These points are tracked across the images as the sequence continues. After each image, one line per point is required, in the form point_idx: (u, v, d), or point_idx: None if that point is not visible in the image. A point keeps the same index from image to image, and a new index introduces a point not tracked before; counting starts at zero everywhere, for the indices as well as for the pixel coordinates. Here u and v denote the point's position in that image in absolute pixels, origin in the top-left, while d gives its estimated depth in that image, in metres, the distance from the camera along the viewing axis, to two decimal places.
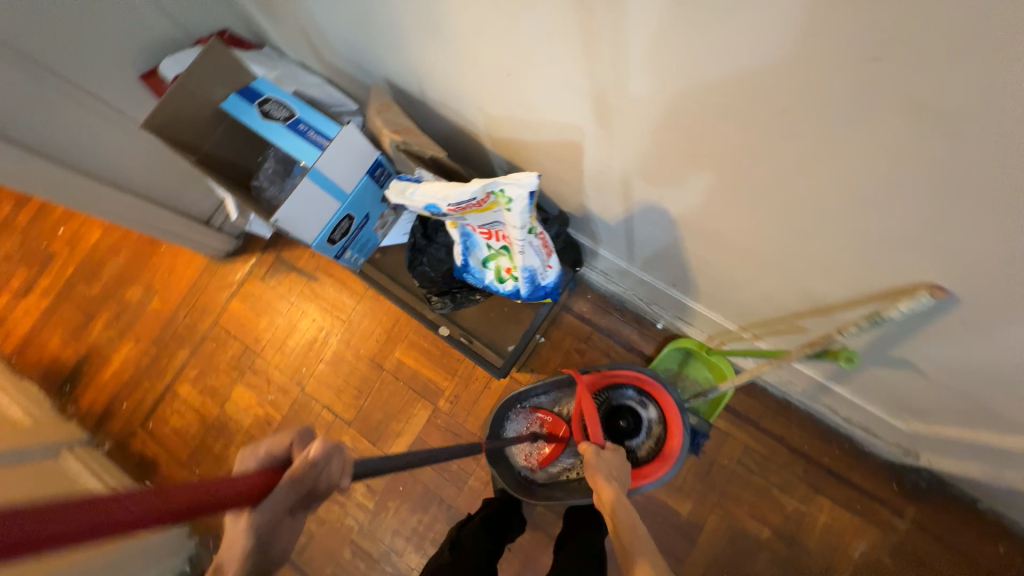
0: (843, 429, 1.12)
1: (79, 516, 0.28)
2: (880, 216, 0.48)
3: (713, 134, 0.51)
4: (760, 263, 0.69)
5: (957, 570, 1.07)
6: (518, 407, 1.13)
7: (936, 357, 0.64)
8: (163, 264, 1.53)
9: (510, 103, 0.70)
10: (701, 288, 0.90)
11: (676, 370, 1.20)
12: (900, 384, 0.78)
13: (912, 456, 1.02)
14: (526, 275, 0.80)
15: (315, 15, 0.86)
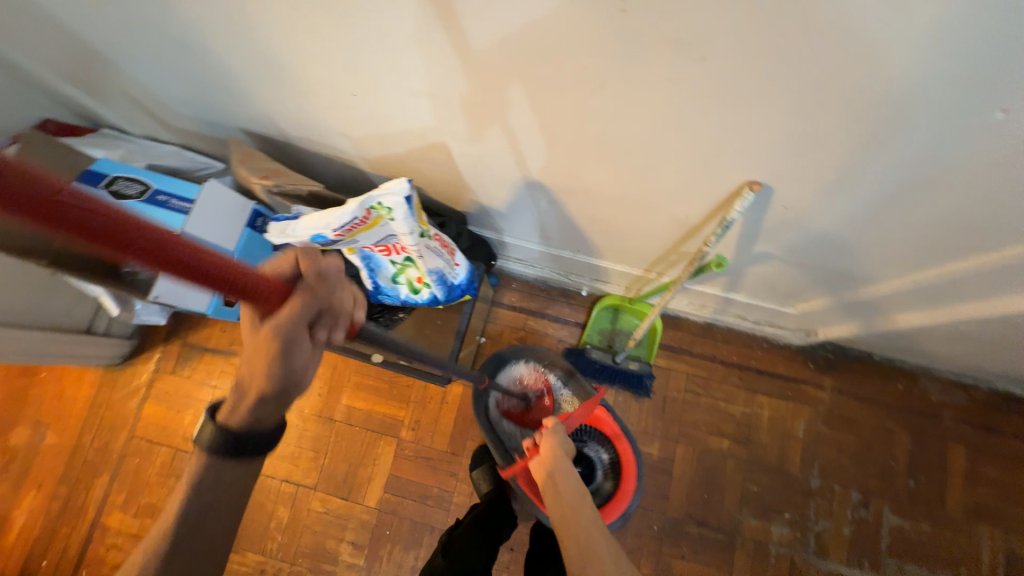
0: (757, 332, 1.27)
1: (168, 237, 0.31)
2: (690, 133, 0.57)
3: (541, 97, 0.58)
4: (630, 205, 0.77)
5: (877, 416, 1.25)
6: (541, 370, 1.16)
7: (785, 240, 0.76)
8: (49, 392, 1.35)
9: (366, 117, 0.73)
10: (598, 244, 0.98)
11: (611, 327, 1.28)
12: (778, 274, 0.90)
13: (811, 334, 1.18)
14: (436, 277, 0.81)
15: (145, 81, 0.83)
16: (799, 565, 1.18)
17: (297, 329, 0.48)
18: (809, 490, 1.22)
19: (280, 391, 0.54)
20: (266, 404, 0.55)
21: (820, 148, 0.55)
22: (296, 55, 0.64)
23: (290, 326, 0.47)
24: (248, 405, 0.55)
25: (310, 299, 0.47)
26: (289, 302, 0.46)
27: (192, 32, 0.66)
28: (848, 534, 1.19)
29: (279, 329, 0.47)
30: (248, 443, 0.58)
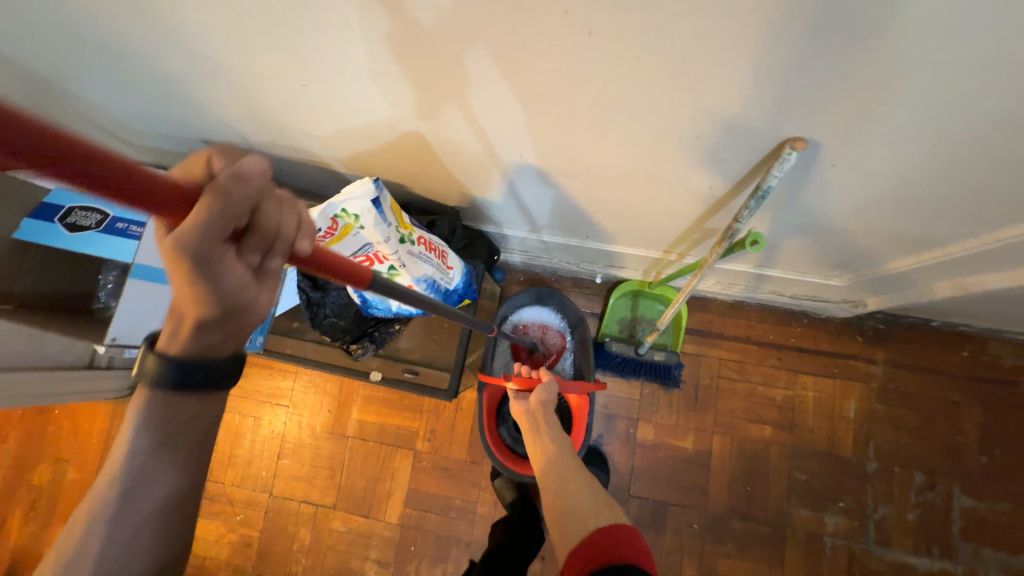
0: (795, 306, 1.14)
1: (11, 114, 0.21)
2: (710, 84, 0.45)
3: (518, 61, 0.47)
4: (641, 182, 0.65)
5: (939, 388, 1.11)
6: (568, 334, 1.11)
7: (833, 206, 0.63)
8: (64, 428, 1.33)
9: (325, 111, 0.63)
10: (608, 228, 0.87)
11: (631, 315, 1.17)
12: (821, 246, 0.78)
13: (860, 304, 1.05)
14: (426, 287, 0.71)
15: (91, 97, 0.75)
16: (860, 556, 1.07)
17: (217, 243, 0.33)
18: (865, 475, 1.10)
19: (222, 320, 0.40)
20: (214, 334, 0.41)
21: (876, 94, 0.43)
22: (232, 46, 0.55)
23: (206, 240, 0.32)
24: (186, 335, 0.41)
25: (225, 205, 0.31)
26: (193, 209, 0.30)
27: (115, 32, 0.57)
28: (914, 519, 1.08)
29: (188, 244, 0.31)
30: (199, 377, 0.43)
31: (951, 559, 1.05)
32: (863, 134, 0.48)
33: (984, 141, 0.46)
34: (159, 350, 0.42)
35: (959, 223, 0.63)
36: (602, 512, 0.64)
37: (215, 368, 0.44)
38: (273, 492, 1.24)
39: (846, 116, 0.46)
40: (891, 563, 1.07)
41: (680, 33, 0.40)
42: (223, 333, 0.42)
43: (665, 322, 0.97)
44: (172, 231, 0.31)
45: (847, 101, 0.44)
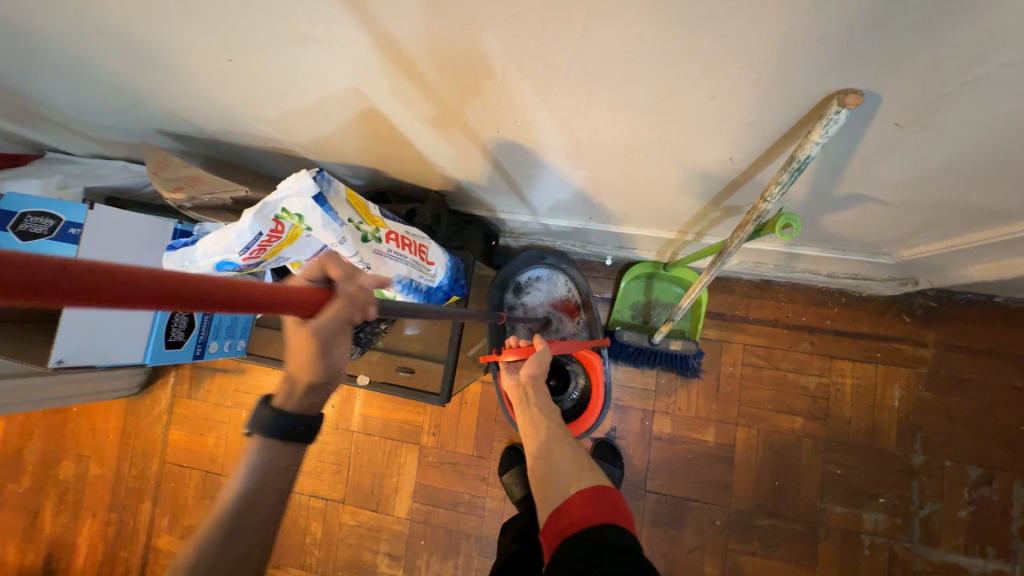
0: (833, 284, 1.01)
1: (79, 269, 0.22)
2: (729, 24, 0.33)
3: (471, 11, 0.36)
4: (644, 157, 0.55)
5: (1001, 372, 0.98)
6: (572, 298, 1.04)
7: (889, 175, 0.51)
8: (83, 425, 1.36)
9: (269, 91, 0.55)
10: (612, 209, 0.76)
11: (645, 300, 1.07)
12: (866, 222, 0.65)
13: (910, 282, 0.92)
14: (403, 287, 0.64)
15: (32, 90, 0.69)
16: (902, 556, 0.98)
17: (339, 327, 0.43)
18: (911, 469, 0.99)
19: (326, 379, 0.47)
20: (318, 395, 0.49)
21: (954, 28, 0.31)
22: (142, 16, 0.46)
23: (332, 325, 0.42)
24: (293, 398, 0.48)
25: (352, 303, 0.42)
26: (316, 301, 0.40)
27: (18, 11, 0.49)
28: (966, 517, 0.97)
29: (325, 327, 0.42)
30: (300, 431, 0.49)
31: (1007, 561, 0.95)
32: (947, 78, 0.35)
33: None
34: (273, 407, 0.48)
35: None
36: (586, 475, 0.63)
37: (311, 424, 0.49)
38: None
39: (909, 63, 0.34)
40: (937, 564, 0.97)
41: None
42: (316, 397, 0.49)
43: (680, 313, 0.85)
44: (311, 320, 0.41)
45: (924, 31, 0.31)
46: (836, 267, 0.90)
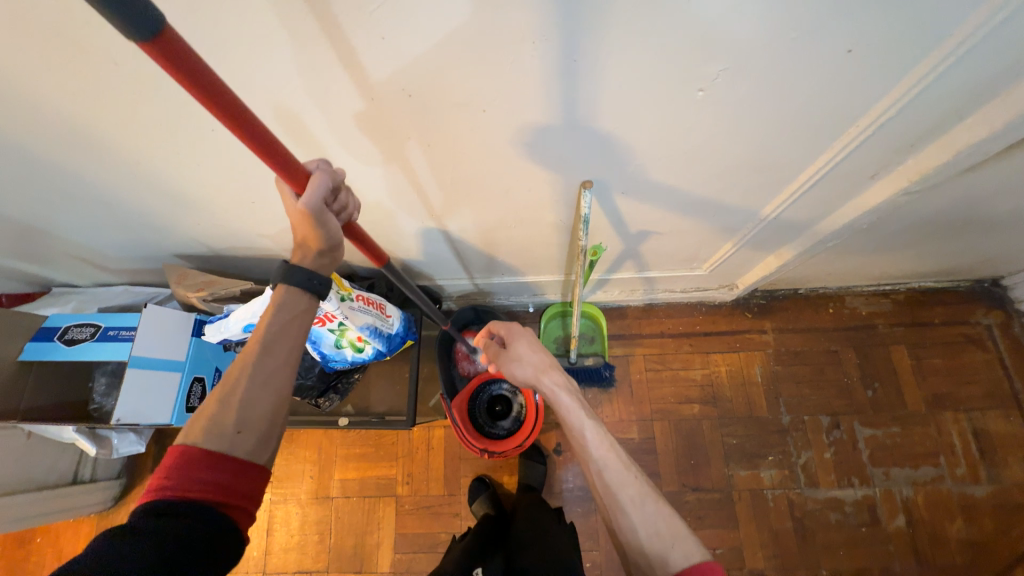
0: (691, 298, 1.38)
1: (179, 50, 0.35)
2: (522, 160, 0.68)
3: (396, 166, 0.70)
4: (515, 226, 0.89)
5: (820, 342, 1.35)
6: None
7: (658, 221, 0.87)
8: (48, 553, 1.35)
9: (271, 217, 0.84)
10: (513, 265, 1.09)
11: (564, 333, 1.36)
12: (670, 250, 1.02)
13: (734, 286, 1.31)
14: (370, 332, 0.91)
15: (77, 240, 0.93)
16: (797, 501, 1.23)
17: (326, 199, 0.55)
18: (784, 428, 1.29)
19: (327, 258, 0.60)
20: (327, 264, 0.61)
21: (621, 160, 0.67)
22: (199, 187, 0.75)
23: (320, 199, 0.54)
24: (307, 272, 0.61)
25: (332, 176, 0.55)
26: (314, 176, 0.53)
27: (107, 192, 0.77)
28: (831, 456, 1.26)
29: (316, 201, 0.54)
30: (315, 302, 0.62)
31: (869, 485, 1.23)
32: (636, 178, 0.72)
33: (695, 175, 0.72)
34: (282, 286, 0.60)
35: (737, 220, 0.89)
36: (685, 550, 0.59)
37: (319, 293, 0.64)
38: (266, 570, 1.28)
39: (615, 173, 0.71)
40: (824, 500, 1.23)
41: (487, 145, 0.64)
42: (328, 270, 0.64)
43: (576, 325, 1.18)
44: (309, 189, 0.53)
45: (610, 157, 0.67)
46: (682, 283, 1.27)
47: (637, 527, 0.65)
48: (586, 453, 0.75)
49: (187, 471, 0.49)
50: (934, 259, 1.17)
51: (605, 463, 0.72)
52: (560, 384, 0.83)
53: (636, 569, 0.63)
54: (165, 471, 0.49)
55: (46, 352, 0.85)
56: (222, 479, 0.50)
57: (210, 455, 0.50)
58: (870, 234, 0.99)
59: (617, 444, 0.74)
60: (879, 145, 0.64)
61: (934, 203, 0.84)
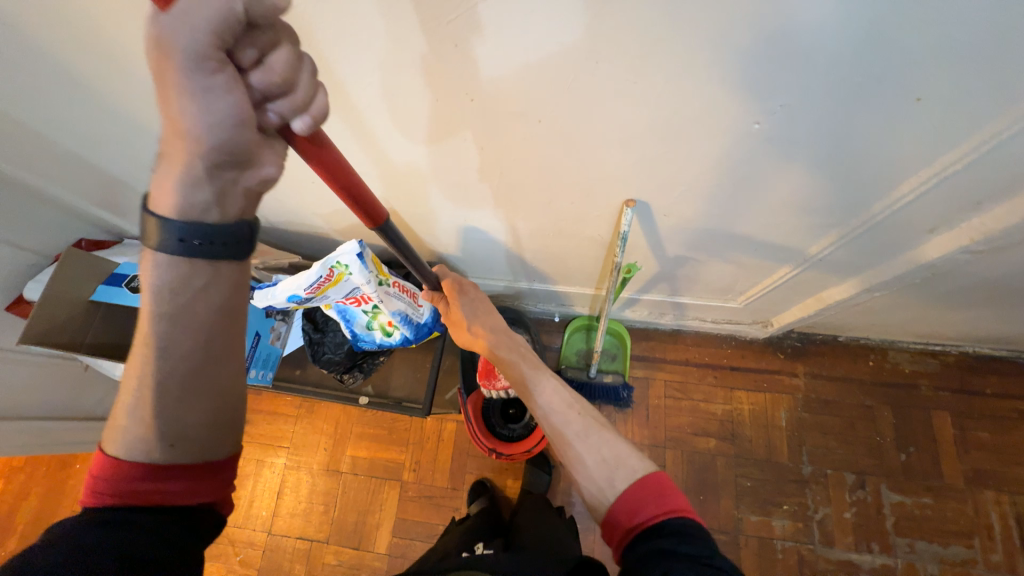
0: (722, 330, 1.35)
1: None
2: (569, 172, 0.70)
3: (449, 163, 0.73)
4: (552, 235, 0.90)
5: (854, 394, 1.29)
6: None
7: (696, 248, 0.86)
8: (84, 480, 1.46)
9: (327, 197, 0.90)
10: (545, 272, 1.10)
11: (587, 346, 1.36)
12: (707, 279, 1.01)
13: (768, 324, 1.27)
14: (401, 318, 0.95)
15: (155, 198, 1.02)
16: (808, 557, 1.17)
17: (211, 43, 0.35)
18: (803, 478, 1.23)
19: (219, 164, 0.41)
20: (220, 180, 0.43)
21: (666, 182, 0.68)
22: None
23: (200, 28, 0.34)
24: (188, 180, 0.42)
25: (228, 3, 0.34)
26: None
27: None
28: (851, 517, 1.19)
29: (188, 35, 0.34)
30: (196, 243, 0.44)
31: (889, 554, 1.15)
32: (679, 201, 0.72)
33: (742, 206, 0.71)
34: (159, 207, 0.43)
35: (779, 257, 0.87)
36: (631, 468, 0.62)
37: (203, 232, 0.44)
38: (272, 530, 1.34)
39: (659, 195, 0.71)
40: (837, 562, 1.16)
41: (537, 153, 0.67)
42: (219, 185, 0.43)
43: (600, 340, 1.17)
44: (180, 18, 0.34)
45: (656, 179, 0.67)
46: (713, 313, 1.24)
47: (583, 456, 0.67)
48: (538, 406, 0.77)
49: (121, 479, 0.48)
50: (992, 325, 1.10)
51: (549, 407, 0.75)
52: (508, 345, 0.85)
53: (587, 495, 0.64)
54: (92, 485, 0.47)
55: (115, 296, 0.95)
56: (163, 483, 0.49)
57: (145, 467, 0.48)
58: (925, 288, 0.94)
59: (571, 393, 0.77)
60: (941, 199, 0.62)
61: (997, 266, 0.80)
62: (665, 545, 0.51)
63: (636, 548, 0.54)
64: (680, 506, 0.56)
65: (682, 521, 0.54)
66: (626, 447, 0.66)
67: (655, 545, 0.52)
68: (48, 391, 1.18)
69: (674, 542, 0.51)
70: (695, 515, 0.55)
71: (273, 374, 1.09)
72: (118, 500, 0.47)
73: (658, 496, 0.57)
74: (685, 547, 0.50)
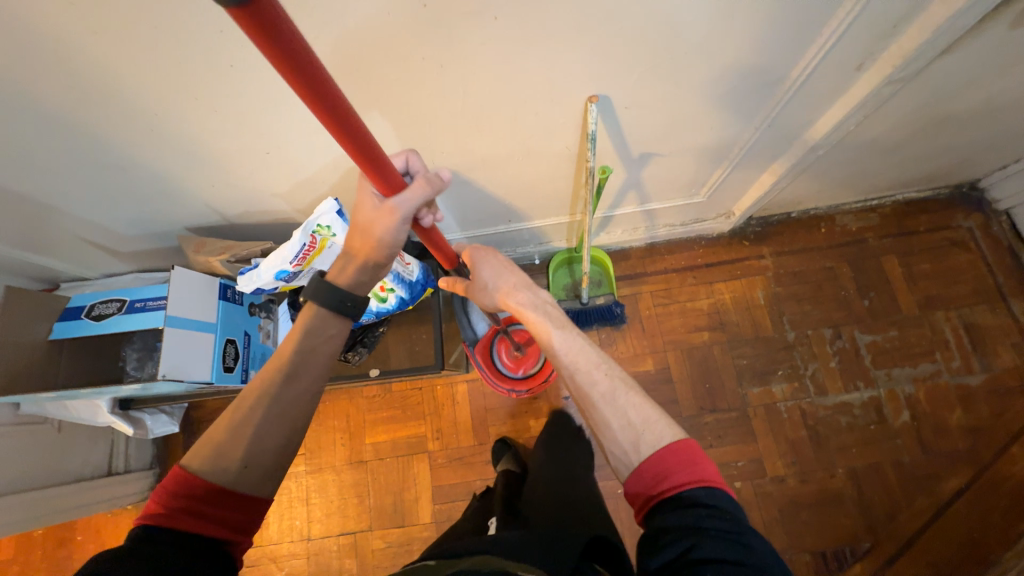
0: (690, 233, 1.42)
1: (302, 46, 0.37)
2: (530, 81, 0.70)
3: (411, 95, 0.70)
4: (523, 159, 0.91)
5: (816, 260, 1.41)
6: None
7: (660, 140, 0.90)
8: (90, 548, 1.34)
9: (287, 170, 0.85)
10: (521, 207, 1.11)
11: (573, 280, 1.38)
12: (672, 176, 1.06)
13: (731, 214, 1.35)
14: (393, 278, 0.98)
15: (92, 219, 0.92)
16: (809, 409, 1.30)
17: (413, 211, 0.64)
18: (789, 343, 1.35)
19: (379, 261, 0.69)
20: (369, 271, 0.70)
21: (626, 66, 0.69)
22: (214, 142, 0.75)
23: (410, 206, 0.63)
24: (354, 268, 0.69)
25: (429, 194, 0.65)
26: (416, 192, 0.63)
27: (123, 157, 0.76)
28: (837, 364, 1.33)
29: (404, 211, 0.63)
30: (347, 305, 0.69)
31: (873, 387, 1.30)
32: (641, 88, 0.75)
33: (697, 78, 0.74)
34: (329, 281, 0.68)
35: (733, 134, 0.92)
36: (665, 429, 0.64)
37: (356, 299, 0.70)
38: (311, 536, 1.31)
39: (622, 84, 0.73)
40: (833, 405, 1.30)
41: (500, 61, 0.66)
42: (371, 273, 0.71)
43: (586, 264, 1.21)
44: (403, 203, 0.62)
45: (617, 67, 0.69)
46: (680, 216, 1.31)
47: (608, 420, 0.68)
48: (552, 355, 0.78)
49: (184, 496, 0.54)
50: (919, 166, 1.23)
51: (573, 365, 0.74)
52: (531, 302, 0.82)
53: (610, 456, 0.67)
54: (164, 497, 0.54)
55: (77, 329, 0.87)
56: (221, 509, 0.55)
57: (211, 488, 0.55)
58: (861, 139, 1.02)
59: (590, 348, 0.76)
60: (866, 28, 0.68)
61: (914, 97, 0.89)
62: (699, 521, 0.54)
63: (661, 514, 0.58)
64: (708, 476, 0.59)
65: (710, 492, 0.57)
66: (651, 411, 0.67)
67: (685, 515, 0.55)
68: (21, 462, 1.06)
69: (703, 517, 0.54)
70: (721, 482, 0.59)
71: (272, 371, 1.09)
72: (177, 517, 0.53)
73: (688, 465, 0.60)
74: (713, 521, 0.54)
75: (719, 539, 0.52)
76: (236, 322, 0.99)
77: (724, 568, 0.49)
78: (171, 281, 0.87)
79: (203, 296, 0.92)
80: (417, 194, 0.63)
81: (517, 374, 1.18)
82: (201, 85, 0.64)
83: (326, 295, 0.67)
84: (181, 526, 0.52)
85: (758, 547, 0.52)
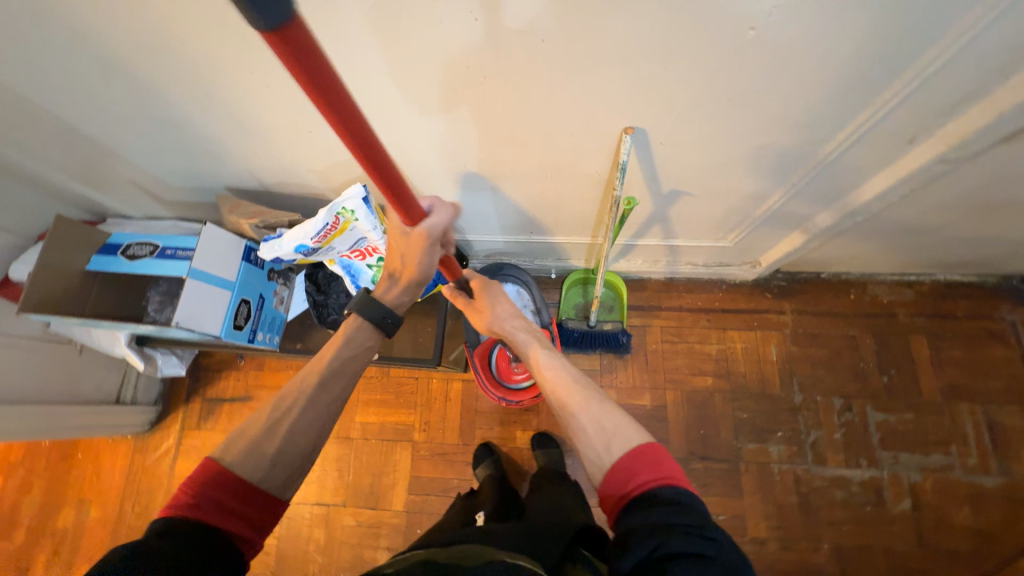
0: (712, 275, 1.40)
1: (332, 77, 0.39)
2: (569, 103, 0.71)
3: (451, 99, 0.73)
4: (551, 175, 0.92)
5: (839, 326, 1.36)
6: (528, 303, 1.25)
7: (692, 180, 0.89)
8: (86, 469, 1.42)
9: (325, 149, 0.88)
10: (544, 220, 1.12)
11: (584, 301, 1.38)
12: (700, 216, 1.04)
13: (757, 264, 1.32)
14: None
15: (143, 166, 0.98)
16: (803, 477, 1.25)
17: (438, 235, 0.70)
18: (795, 406, 1.31)
19: (414, 283, 0.79)
20: (408, 294, 0.81)
21: (666, 103, 0.69)
22: (263, 114, 0.79)
23: (433, 230, 0.68)
24: (395, 290, 0.80)
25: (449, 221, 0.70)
26: (437, 217, 0.68)
27: (180, 115, 0.81)
28: (841, 437, 1.27)
29: (427, 236, 0.69)
30: (387, 322, 0.80)
31: (876, 467, 1.24)
32: (678, 126, 0.74)
33: (737, 126, 0.73)
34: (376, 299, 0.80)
35: (768, 186, 0.90)
36: (634, 433, 0.66)
37: (394, 317, 0.81)
38: None
39: (660, 119, 0.73)
40: (830, 478, 1.25)
41: (541, 79, 0.67)
42: (409, 294, 0.81)
43: (598, 287, 1.20)
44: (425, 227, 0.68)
45: (657, 103, 0.70)
46: (704, 256, 1.29)
47: (584, 426, 0.71)
48: (540, 374, 0.84)
49: (214, 487, 0.59)
50: (965, 249, 1.17)
51: (556, 381, 0.79)
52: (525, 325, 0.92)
53: (586, 461, 0.68)
54: (196, 488, 0.58)
55: (109, 264, 0.93)
56: (244, 506, 0.59)
57: (238, 483, 0.60)
58: (905, 212, 0.98)
59: (571, 368, 0.81)
60: (920, 103, 0.66)
61: (967, 178, 0.85)
62: (666, 516, 0.54)
63: (631, 514, 0.57)
64: (673, 475, 0.59)
65: (675, 490, 0.57)
66: (624, 419, 0.69)
67: (653, 513, 0.55)
68: (41, 377, 1.13)
69: (670, 513, 0.54)
70: (687, 483, 0.60)
71: (277, 336, 1.13)
72: (205, 506, 0.57)
73: (653, 465, 0.61)
74: (680, 517, 0.53)
75: (684, 531, 0.51)
76: (254, 284, 1.04)
77: (690, 560, 0.48)
78: (201, 237, 0.92)
79: (227, 256, 0.97)
80: (439, 218, 0.68)
81: (511, 384, 1.18)
82: (258, 61, 0.68)
83: (371, 310, 0.79)
84: (208, 517, 0.56)
85: (726, 544, 0.51)
